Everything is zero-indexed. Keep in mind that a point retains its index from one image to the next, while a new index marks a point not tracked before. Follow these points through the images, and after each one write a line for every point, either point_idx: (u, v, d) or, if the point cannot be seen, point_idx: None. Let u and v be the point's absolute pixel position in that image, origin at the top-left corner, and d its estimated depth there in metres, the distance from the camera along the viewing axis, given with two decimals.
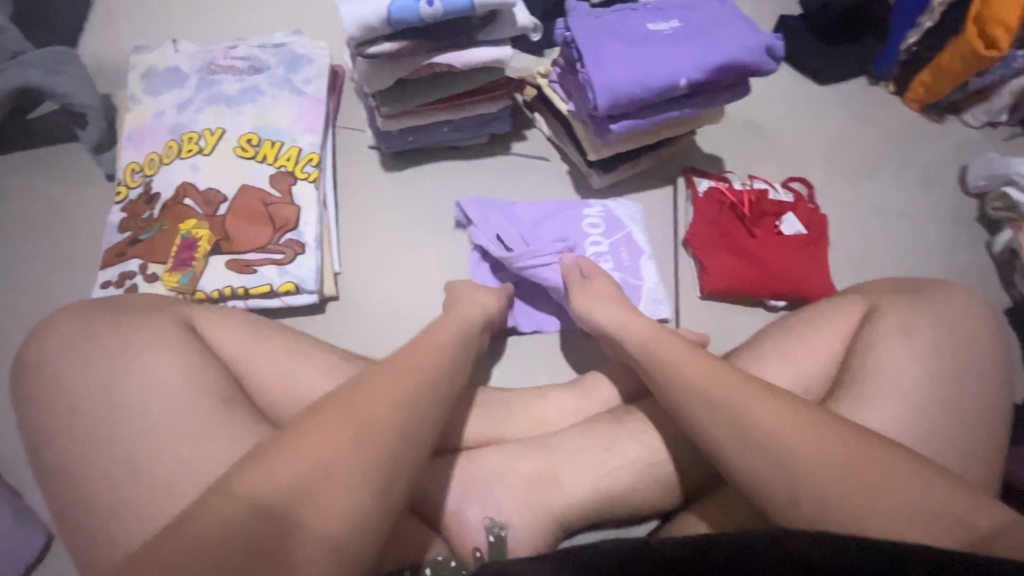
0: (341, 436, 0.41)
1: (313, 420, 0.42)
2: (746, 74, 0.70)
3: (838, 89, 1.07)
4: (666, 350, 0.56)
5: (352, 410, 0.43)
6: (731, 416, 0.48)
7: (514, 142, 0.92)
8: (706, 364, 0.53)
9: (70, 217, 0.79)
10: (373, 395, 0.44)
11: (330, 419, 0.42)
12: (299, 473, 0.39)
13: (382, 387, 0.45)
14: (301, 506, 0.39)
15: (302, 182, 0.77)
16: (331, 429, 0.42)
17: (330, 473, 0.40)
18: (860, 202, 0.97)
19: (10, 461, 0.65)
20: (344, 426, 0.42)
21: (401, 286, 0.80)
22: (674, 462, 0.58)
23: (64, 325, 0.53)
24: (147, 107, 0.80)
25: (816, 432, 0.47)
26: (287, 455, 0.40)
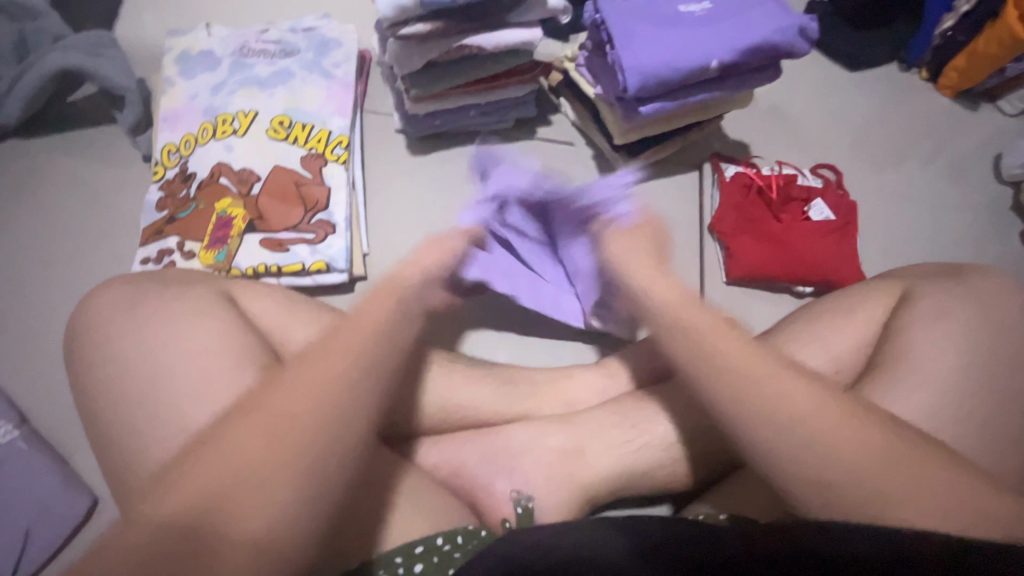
0: (278, 424, 0.43)
1: (257, 409, 0.44)
2: (778, 56, 0.70)
3: (868, 76, 1.05)
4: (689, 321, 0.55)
5: (275, 408, 0.43)
6: (744, 395, 0.48)
7: (539, 127, 0.93)
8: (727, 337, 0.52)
9: (110, 195, 0.81)
10: (310, 380, 0.45)
11: (269, 407, 0.44)
12: (241, 462, 0.41)
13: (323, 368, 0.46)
14: (240, 493, 0.40)
15: (332, 164, 0.78)
16: (271, 418, 0.43)
17: (270, 459, 0.41)
18: (890, 190, 0.95)
19: (57, 428, 0.67)
20: (282, 413, 0.43)
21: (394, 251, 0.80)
22: (701, 440, 0.58)
23: (111, 295, 0.56)
24: (182, 89, 0.82)
25: (823, 417, 0.47)
26: (210, 455, 0.42)
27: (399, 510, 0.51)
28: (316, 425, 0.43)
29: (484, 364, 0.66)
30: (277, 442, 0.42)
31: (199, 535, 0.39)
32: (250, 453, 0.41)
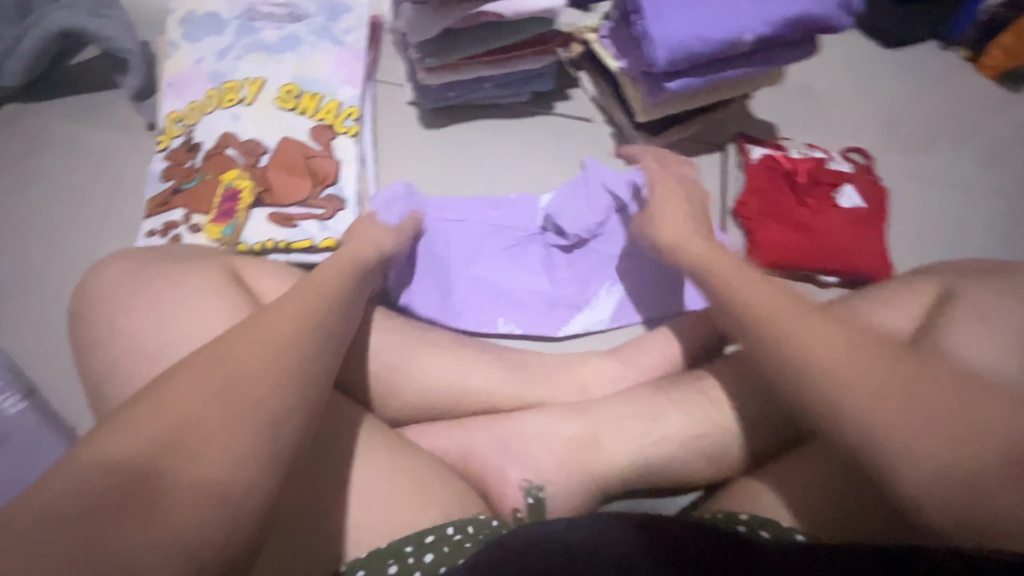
0: (215, 384, 0.36)
1: (192, 369, 0.37)
2: (817, 30, 0.65)
3: (905, 54, 1.00)
4: (750, 289, 0.50)
5: (234, 353, 0.38)
6: (764, 329, 0.47)
7: (557, 101, 0.89)
8: (774, 304, 0.48)
9: (115, 164, 0.79)
10: (252, 337, 0.39)
11: (204, 366, 0.37)
12: (171, 425, 0.34)
13: (268, 326, 0.40)
14: (172, 462, 0.33)
15: (342, 136, 0.76)
16: (206, 378, 0.36)
17: (204, 423, 0.34)
18: (923, 176, 0.91)
19: (66, 400, 0.67)
20: (219, 372, 0.37)
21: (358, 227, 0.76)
22: (719, 435, 0.57)
23: (116, 269, 0.54)
24: (187, 53, 0.78)
25: (855, 349, 0.43)
26: (166, 399, 0.35)
27: (408, 494, 0.50)
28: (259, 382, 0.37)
29: (496, 349, 0.65)
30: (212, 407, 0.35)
31: (119, 510, 0.30)
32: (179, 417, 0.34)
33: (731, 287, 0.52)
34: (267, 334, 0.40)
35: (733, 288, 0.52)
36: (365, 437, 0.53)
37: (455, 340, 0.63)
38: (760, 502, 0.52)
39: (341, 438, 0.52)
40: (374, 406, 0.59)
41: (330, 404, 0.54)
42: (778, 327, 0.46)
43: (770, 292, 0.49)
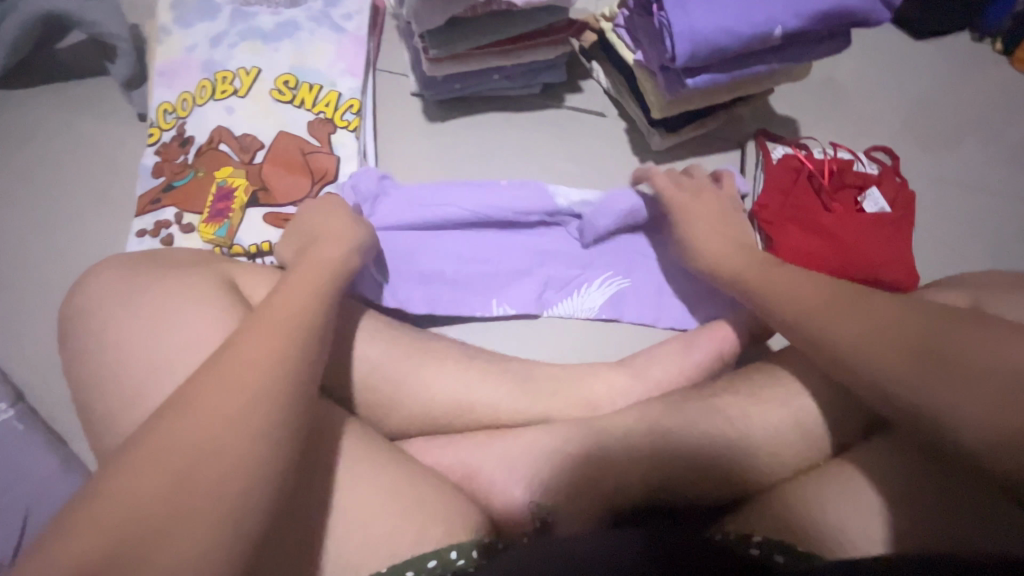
0: (158, 488, 0.31)
1: (134, 464, 0.32)
2: (850, 23, 0.61)
3: (934, 46, 0.95)
4: (856, 323, 0.44)
5: (236, 386, 0.36)
6: (814, 333, 0.46)
7: (567, 94, 0.84)
8: (903, 345, 0.41)
9: (104, 157, 0.75)
10: (205, 420, 0.34)
11: (146, 463, 0.32)
12: (108, 542, 0.29)
13: (220, 404, 0.35)
14: (144, 550, 0.30)
15: (342, 131, 0.72)
16: (151, 478, 0.32)
17: (148, 535, 0.30)
18: (952, 175, 0.86)
19: (53, 407, 0.64)
20: (177, 456, 0.33)
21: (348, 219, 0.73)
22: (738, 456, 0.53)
23: (105, 277, 0.51)
24: (178, 40, 0.74)
25: (906, 330, 0.42)
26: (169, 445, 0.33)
27: (408, 516, 0.47)
28: (211, 479, 0.32)
29: (503, 360, 0.62)
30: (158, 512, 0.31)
31: None
32: (117, 527, 0.30)
33: (835, 323, 0.45)
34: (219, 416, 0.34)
35: (830, 321, 0.45)
36: (364, 456, 0.50)
37: (461, 351, 0.60)
38: (782, 523, 0.48)
39: (339, 458, 0.49)
40: (374, 421, 0.57)
41: (328, 421, 0.51)
42: (919, 373, 0.40)
43: (886, 322, 0.43)
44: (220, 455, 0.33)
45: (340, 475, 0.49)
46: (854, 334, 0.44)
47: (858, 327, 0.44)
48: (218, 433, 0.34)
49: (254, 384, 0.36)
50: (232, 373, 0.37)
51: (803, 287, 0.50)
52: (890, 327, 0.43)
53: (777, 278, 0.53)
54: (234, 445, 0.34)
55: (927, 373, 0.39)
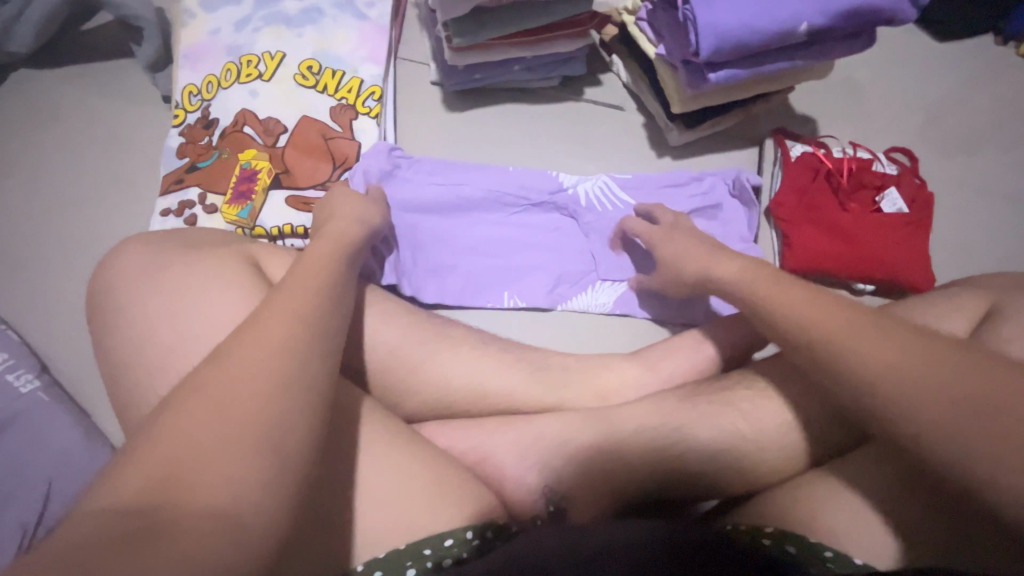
0: (201, 421, 0.33)
1: (177, 405, 0.34)
2: (875, 22, 0.61)
3: (956, 49, 0.94)
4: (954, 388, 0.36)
5: (274, 345, 0.38)
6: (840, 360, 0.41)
7: (587, 87, 0.85)
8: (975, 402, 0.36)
9: (128, 138, 0.76)
10: (239, 366, 0.36)
11: (188, 401, 0.35)
12: (160, 467, 0.31)
13: (248, 352, 0.37)
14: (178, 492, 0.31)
15: (363, 117, 0.72)
16: (195, 412, 0.34)
17: (194, 460, 0.32)
18: (970, 179, 0.86)
19: (76, 380, 0.66)
20: (212, 407, 0.34)
21: None
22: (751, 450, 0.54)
23: (133, 253, 0.52)
24: (204, 23, 0.75)
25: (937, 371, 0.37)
26: (215, 394, 0.35)
27: (424, 497, 0.48)
28: (247, 411, 0.34)
29: (517, 348, 0.63)
30: (204, 438, 0.33)
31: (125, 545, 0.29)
32: (167, 450, 0.32)
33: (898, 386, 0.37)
34: (252, 360, 0.37)
35: (866, 356, 0.39)
36: (382, 436, 0.51)
37: (475, 338, 0.61)
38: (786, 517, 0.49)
39: (357, 437, 0.50)
40: (391, 402, 0.58)
41: (347, 401, 0.52)
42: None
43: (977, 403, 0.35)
44: (256, 390, 0.35)
45: (358, 453, 0.49)
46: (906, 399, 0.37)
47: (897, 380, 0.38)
48: (251, 373, 0.36)
49: (278, 333, 0.39)
50: (261, 327, 0.39)
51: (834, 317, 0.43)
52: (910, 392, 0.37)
53: (792, 304, 0.46)
54: (266, 381, 0.36)
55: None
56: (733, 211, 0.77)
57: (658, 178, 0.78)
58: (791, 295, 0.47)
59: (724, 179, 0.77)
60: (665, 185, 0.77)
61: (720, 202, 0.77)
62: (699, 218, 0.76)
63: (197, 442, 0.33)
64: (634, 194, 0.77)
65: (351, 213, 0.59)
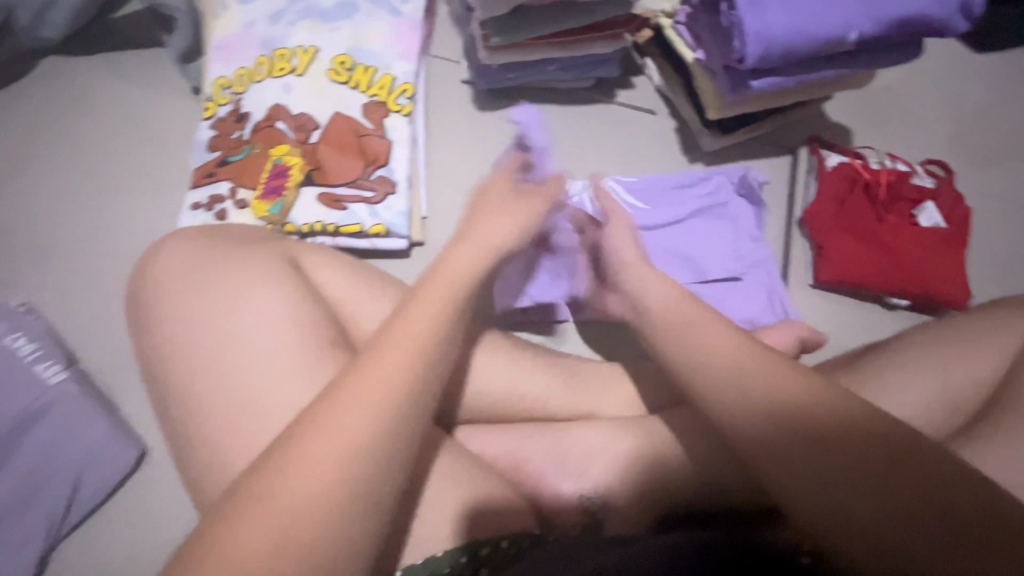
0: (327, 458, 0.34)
1: (285, 452, 0.35)
2: (925, 32, 0.60)
3: (995, 60, 0.92)
4: (729, 365, 0.44)
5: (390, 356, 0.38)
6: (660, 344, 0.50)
7: (619, 89, 0.84)
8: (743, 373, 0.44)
9: (160, 128, 0.76)
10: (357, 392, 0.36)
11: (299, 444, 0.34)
12: (276, 518, 0.32)
13: (354, 397, 0.36)
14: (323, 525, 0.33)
15: (395, 115, 0.72)
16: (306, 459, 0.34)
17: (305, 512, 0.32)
18: (1007, 193, 0.84)
19: (106, 372, 0.65)
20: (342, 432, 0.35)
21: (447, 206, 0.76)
22: None
23: (169, 250, 0.51)
24: (237, 15, 0.74)
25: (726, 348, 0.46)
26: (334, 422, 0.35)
27: (461, 502, 0.47)
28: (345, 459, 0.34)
29: (549, 354, 0.62)
30: (317, 490, 0.33)
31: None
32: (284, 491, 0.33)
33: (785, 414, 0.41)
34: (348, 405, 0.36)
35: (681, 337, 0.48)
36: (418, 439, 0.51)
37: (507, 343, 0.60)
38: None
39: None
40: None
41: None
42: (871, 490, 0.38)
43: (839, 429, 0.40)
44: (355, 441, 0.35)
45: None
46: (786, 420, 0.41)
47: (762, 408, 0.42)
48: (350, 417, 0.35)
49: (374, 381, 0.37)
50: (365, 364, 0.38)
51: (735, 354, 0.45)
52: (781, 419, 0.41)
53: (718, 341, 0.46)
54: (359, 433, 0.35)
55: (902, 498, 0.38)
56: (739, 209, 0.77)
57: (665, 179, 0.77)
58: (713, 327, 0.48)
59: (731, 177, 0.77)
60: (672, 187, 0.77)
61: (726, 200, 0.77)
62: (707, 219, 0.77)
63: (303, 488, 0.33)
64: (640, 196, 0.76)
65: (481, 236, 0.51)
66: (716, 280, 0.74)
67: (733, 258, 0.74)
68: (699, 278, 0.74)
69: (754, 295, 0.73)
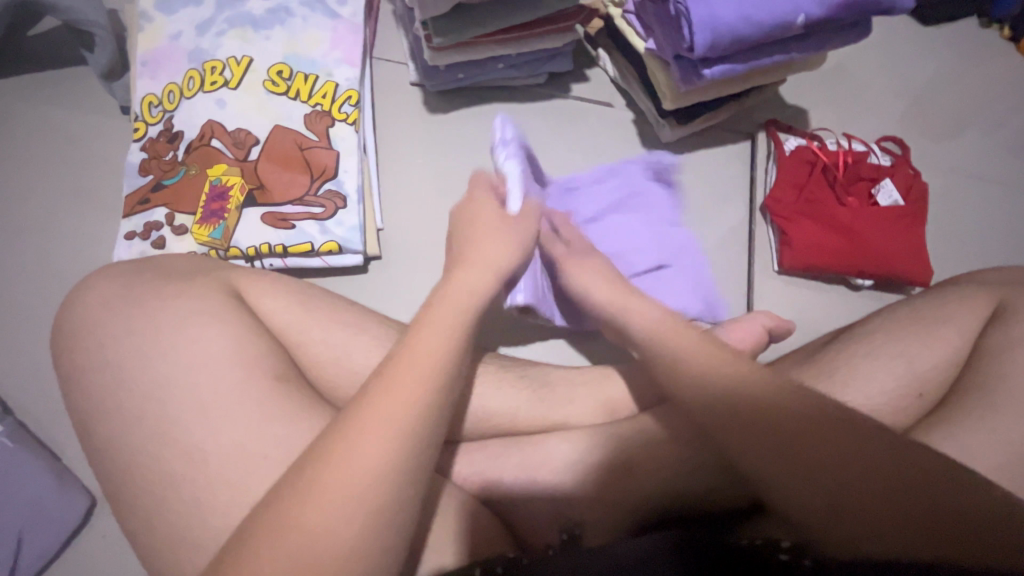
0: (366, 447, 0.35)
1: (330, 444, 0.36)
2: (873, 11, 0.59)
3: (941, 31, 0.93)
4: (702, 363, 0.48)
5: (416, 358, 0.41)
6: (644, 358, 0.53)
7: (573, 83, 0.81)
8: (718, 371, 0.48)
9: (87, 153, 0.71)
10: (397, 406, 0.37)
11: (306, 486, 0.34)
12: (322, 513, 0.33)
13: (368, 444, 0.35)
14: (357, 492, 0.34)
15: (340, 124, 0.68)
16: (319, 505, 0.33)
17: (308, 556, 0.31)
18: (960, 165, 0.85)
19: (44, 421, 0.61)
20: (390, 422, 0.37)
21: (405, 217, 0.73)
22: None
23: (98, 288, 0.48)
24: (162, 27, 0.69)
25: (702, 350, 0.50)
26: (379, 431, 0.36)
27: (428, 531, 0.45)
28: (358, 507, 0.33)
29: (516, 365, 0.60)
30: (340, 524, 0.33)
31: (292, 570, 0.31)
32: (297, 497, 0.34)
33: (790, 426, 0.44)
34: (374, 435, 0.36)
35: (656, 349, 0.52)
36: None
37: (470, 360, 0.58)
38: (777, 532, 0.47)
39: None
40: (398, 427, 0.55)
41: None
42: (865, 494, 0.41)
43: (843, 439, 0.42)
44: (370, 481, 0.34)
45: None
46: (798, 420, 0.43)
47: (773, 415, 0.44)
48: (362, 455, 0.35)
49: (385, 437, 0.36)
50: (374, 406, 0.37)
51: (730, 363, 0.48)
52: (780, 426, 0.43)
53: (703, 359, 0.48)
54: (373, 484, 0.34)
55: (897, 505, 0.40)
56: (656, 194, 0.76)
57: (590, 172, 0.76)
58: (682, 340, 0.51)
59: (642, 162, 0.76)
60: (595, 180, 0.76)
61: (641, 187, 0.76)
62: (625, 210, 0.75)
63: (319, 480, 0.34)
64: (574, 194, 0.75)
65: (485, 257, 0.54)
66: (646, 272, 0.72)
67: (657, 246, 0.73)
68: (626, 273, 0.72)
69: (681, 283, 0.72)
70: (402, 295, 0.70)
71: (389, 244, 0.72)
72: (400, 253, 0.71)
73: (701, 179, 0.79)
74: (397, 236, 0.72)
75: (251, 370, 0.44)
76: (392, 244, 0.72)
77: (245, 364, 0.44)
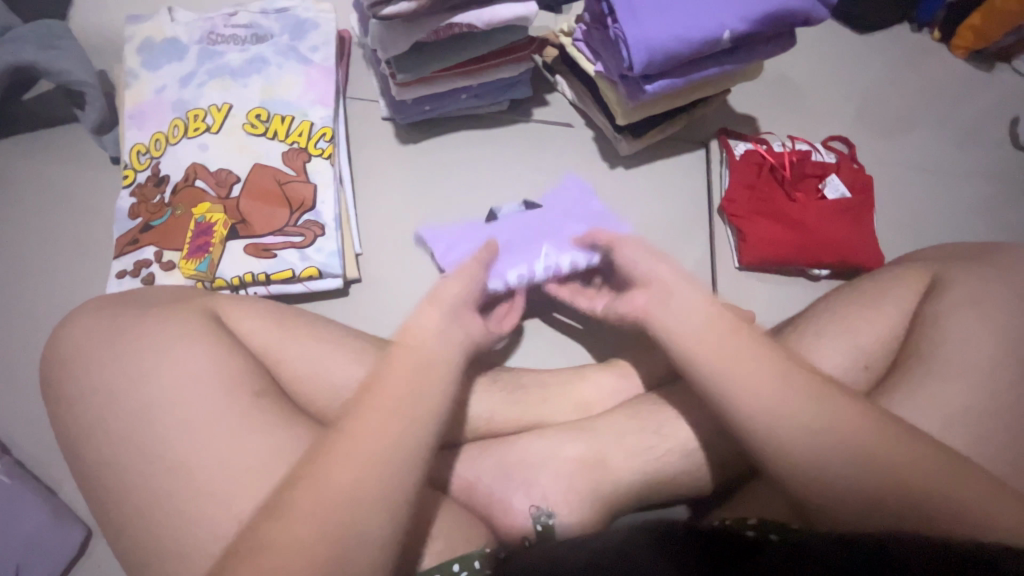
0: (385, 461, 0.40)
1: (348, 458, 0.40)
2: (793, 23, 0.65)
3: (877, 38, 0.99)
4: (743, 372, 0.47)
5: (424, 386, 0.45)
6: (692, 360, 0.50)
7: (534, 107, 0.87)
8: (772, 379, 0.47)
9: (81, 202, 0.75)
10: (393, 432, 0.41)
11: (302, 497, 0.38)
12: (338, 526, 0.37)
13: (382, 439, 0.41)
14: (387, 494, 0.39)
15: (316, 159, 0.73)
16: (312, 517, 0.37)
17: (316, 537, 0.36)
18: (904, 159, 0.90)
19: (42, 457, 0.64)
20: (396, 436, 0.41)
21: (383, 243, 0.77)
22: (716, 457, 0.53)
23: (85, 323, 0.51)
24: (149, 82, 0.76)
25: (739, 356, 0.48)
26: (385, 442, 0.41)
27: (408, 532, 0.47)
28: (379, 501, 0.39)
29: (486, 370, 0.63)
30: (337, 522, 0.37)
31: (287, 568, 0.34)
32: (306, 505, 0.37)
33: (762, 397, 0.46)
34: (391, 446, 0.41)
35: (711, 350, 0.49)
36: None
37: None
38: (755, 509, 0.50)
39: None
40: None
41: None
42: (860, 479, 0.43)
43: (832, 434, 0.44)
44: (351, 501, 0.38)
45: None
46: (800, 413, 0.45)
47: (786, 403, 0.45)
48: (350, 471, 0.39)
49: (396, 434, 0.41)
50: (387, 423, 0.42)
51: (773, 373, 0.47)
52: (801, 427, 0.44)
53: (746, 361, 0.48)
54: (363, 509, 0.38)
55: (900, 499, 0.42)
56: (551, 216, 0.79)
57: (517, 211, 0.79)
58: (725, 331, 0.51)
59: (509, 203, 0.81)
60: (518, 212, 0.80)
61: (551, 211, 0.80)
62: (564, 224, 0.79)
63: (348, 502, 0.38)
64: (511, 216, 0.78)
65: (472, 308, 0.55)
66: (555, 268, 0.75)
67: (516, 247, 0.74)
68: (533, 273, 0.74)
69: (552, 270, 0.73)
70: (384, 315, 0.73)
71: (368, 268, 0.75)
72: (379, 275, 0.75)
73: (659, 188, 0.83)
74: (376, 260, 0.76)
75: (233, 387, 0.47)
76: (371, 269, 0.76)
77: (228, 383, 0.47)
